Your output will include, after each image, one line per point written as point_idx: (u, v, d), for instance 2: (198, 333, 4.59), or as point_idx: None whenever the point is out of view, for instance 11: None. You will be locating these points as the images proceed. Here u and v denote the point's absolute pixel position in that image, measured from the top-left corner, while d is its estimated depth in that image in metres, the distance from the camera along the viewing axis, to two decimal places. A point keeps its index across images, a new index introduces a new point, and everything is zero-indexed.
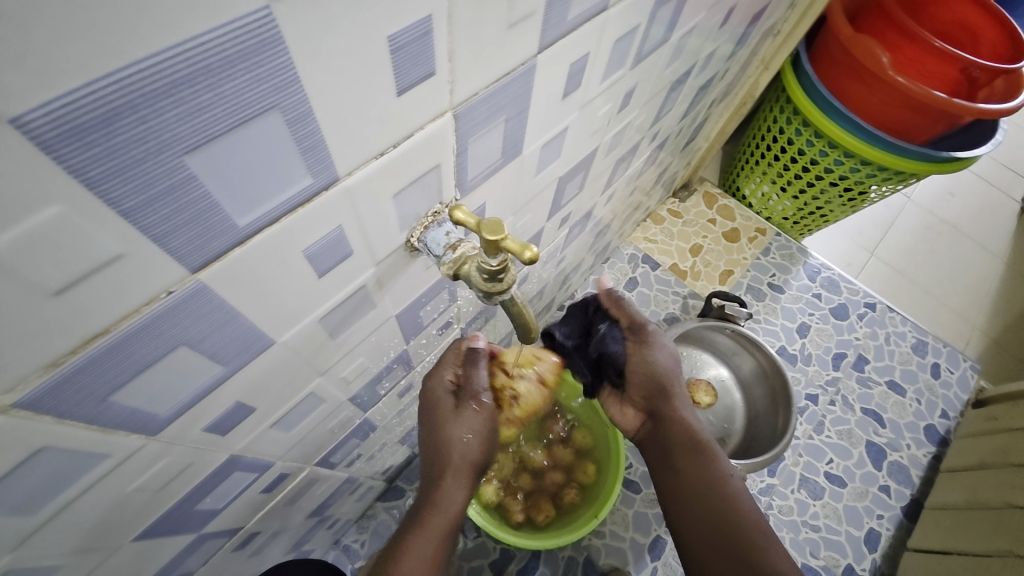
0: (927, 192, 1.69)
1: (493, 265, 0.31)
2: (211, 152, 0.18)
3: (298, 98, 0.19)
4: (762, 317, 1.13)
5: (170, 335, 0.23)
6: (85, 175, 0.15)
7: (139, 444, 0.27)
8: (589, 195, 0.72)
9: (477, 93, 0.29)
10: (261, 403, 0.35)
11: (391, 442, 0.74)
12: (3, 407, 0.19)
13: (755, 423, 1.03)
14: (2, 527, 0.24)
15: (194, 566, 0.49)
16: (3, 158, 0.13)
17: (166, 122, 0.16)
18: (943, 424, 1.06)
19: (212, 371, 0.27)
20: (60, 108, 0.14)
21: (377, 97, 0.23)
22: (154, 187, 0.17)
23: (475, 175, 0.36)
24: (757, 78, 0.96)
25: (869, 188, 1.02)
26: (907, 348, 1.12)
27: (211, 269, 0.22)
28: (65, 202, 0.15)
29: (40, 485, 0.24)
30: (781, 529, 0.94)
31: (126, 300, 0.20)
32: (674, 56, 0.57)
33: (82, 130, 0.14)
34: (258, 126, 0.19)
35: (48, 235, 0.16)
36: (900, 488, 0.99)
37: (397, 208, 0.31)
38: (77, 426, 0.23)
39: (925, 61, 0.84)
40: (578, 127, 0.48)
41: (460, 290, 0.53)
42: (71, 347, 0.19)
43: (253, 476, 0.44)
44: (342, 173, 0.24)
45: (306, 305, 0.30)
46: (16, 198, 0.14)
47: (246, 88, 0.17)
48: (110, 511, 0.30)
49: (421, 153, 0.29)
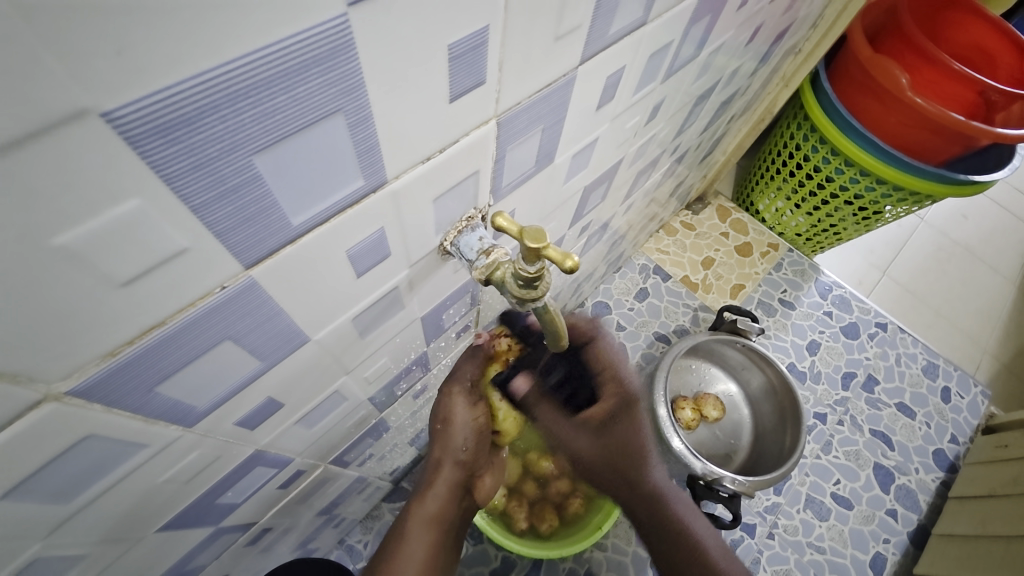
0: (942, 214, 1.68)
1: (530, 272, 0.31)
2: (277, 153, 0.18)
3: (361, 102, 0.20)
4: (773, 333, 1.13)
5: (216, 330, 0.23)
6: (164, 171, 0.16)
7: (174, 435, 0.27)
8: (608, 206, 0.72)
9: (521, 102, 0.30)
10: (288, 400, 0.35)
11: (400, 444, 0.74)
12: (59, 394, 0.19)
13: (762, 440, 1.02)
14: (40, 513, 0.25)
15: (206, 560, 0.49)
16: (96, 151, 0.14)
17: (241, 122, 0.16)
18: (953, 449, 1.04)
19: (249, 366, 0.28)
20: (151, 105, 0.14)
21: (431, 103, 0.23)
22: (224, 184, 0.17)
23: (508, 182, 0.37)
24: (778, 95, 0.96)
25: (883, 208, 1.02)
26: (917, 371, 1.11)
27: (262, 266, 0.22)
28: (143, 197, 0.16)
29: (80, 473, 0.24)
30: (786, 548, 0.93)
31: (183, 293, 0.20)
32: (701, 72, 0.58)
33: (167, 127, 0.15)
34: (322, 129, 0.19)
35: (124, 228, 0.16)
36: (907, 513, 0.98)
37: (435, 212, 0.31)
38: (123, 415, 0.23)
39: (942, 83, 0.84)
40: (606, 138, 0.48)
41: (480, 295, 0.53)
42: (128, 338, 0.20)
43: (272, 472, 0.44)
44: (391, 176, 0.25)
45: (340, 305, 0.31)
46: (100, 191, 0.15)
47: (317, 91, 0.18)
48: (139, 501, 0.30)
49: (464, 158, 0.29)
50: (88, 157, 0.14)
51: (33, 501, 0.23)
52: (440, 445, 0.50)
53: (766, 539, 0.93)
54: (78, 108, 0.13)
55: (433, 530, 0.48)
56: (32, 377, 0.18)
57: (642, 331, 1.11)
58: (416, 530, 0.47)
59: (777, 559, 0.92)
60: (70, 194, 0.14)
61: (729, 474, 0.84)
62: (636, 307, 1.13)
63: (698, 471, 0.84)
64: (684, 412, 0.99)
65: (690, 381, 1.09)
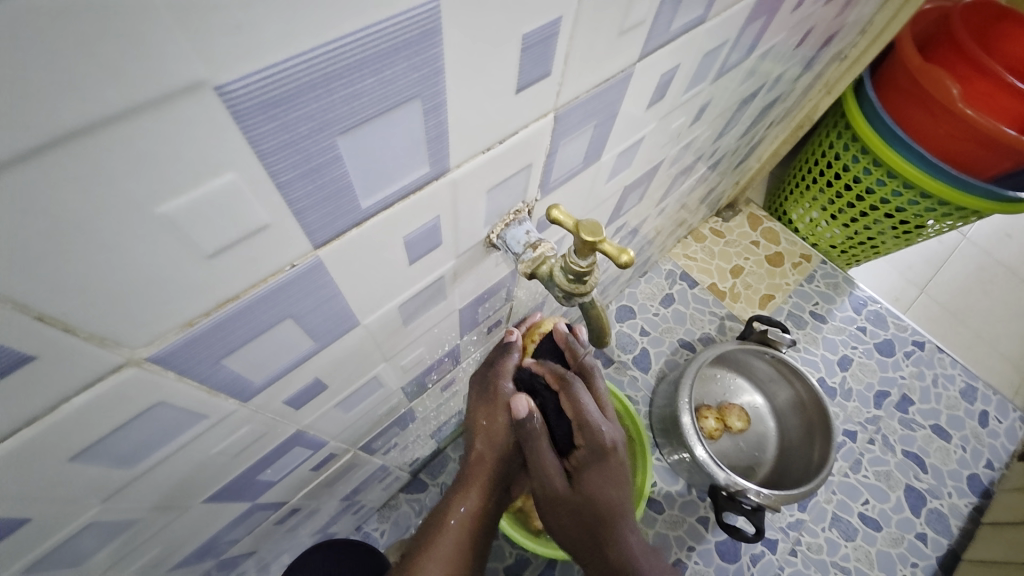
0: (984, 231, 1.61)
1: (581, 267, 0.31)
2: (359, 135, 0.19)
3: (437, 89, 0.20)
4: (802, 346, 1.10)
5: (282, 307, 0.24)
6: (260, 146, 0.16)
7: (231, 409, 0.28)
8: (643, 208, 0.71)
9: (578, 97, 0.30)
10: (332, 381, 0.36)
11: (424, 435, 0.75)
12: (139, 360, 0.20)
13: (787, 455, 1.00)
14: (105, 475, 0.26)
15: (238, 535, 0.50)
16: (204, 122, 0.14)
17: (333, 102, 0.17)
18: (989, 475, 1.00)
19: (304, 346, 0.29)
20: (254, 83, 0.15)
21: (499, 93, 0.23)
22: (309, 162, 0.18)
23: (557, 177, 0.37)
24: (819, 102, 0.93)
25: (925, 223, 0.99)
26: (956, 393, 1.07)
27: (329, 248, 0.23)
28: (238, 171, 0.16)
29: (145, 440, 0.25)
30: (809, 567, 0.90)
31: (258, 270, 0.21)
32: (747, 76, 0.57)
33: (269, 103, 0.15)
34: (400, 113, 0.20)
35: (217, 200, 0.17)
36: (937, 537, 0.94)
37: (487, 203, 0.31)
38: (190, 386, 0.24)
39: (997, 96, 0.80)
40: (651, 138, 0.48)
41: (514, 290, 0.53)
42: (206, 310, 0.20)
43: (307, 454, 0.45)
44: (453, 165, 0.25)
45: (391, 290, 0.31)
46: (200, 163, 0.15)
47: (402, 75, 0.18)
48: (190, 472, 0.31)
49: (522, 150, 0.29)
50: (196, 130, 0.15)
51: (101, 463, 0.24)
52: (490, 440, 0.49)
53: (788, 556, 0.91)
54: (193, 81, 0.13)
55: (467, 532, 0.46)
56: (117, 342, 0.19)
57: (666, 337, 1.09)
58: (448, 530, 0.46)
59: None
60: (174, 164, 0.15)
61: (754, 487, 0.81)
62: (661, 312, 1.12)
63: (721, 481, 0.82)
64: (707, 421, 0.98)
65: (714, 390, 1.07)
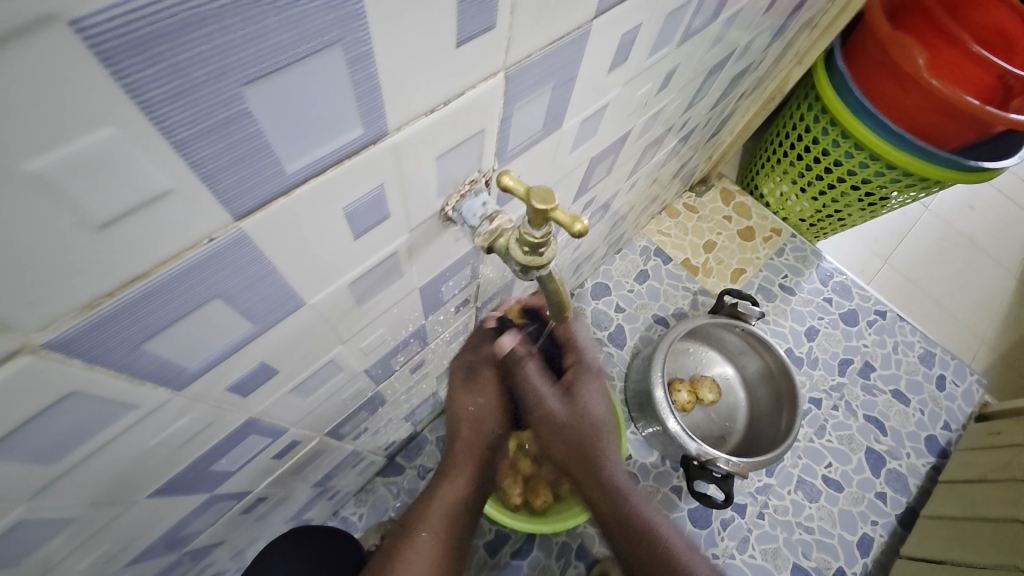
0: (945, 202, 1.66)
1: (535, 238, 0.30)
2: (271, 85, 0.17)
3: (361, 34, 0.18)
4: (771, 318, 1.12)
5: (205, 285, 0.22)
6: (143, 95, 0.14)
7: (166, 397, 0.26)
8: (613, 181, 0.70)
9: (531, 55, 0.28)
10: (283, 366, 0.34)
11: (396, 418, 0.74)
12: (37, 346, 0.18)
13: (757, 423, 1.02)
14: (24, 473, 0.24)
15: (200, 527, 0.48)
16: (66, 65, 0.12)
17: (231, 43, 0.15)
18: (945, 436, 1.05)
19: (241, 328, 0.27)
20: (122, 14, 0.12)
21: (437, 47, 0.22)
22: (211, 117, 0.16)
23: (515, 145, 0.35)
24: (790, 72, 0.93)
25: (890, 194, 1.00)
26: (914, 359, 1.11)
27: (254, 219, 0.21)
28: (120, 125, 0.14)
29: (65, 433, 0.23)
30: (775, 528, 0.94)
31: (169, 243, 0.19)
32: (715, 41, 0.55)
33: (146, 42, 0.13)
34: (318, 61, 0.18)
35: (98, 159, 0.15)
36: (896, 495, 0.99)
37: (438, 171, 0.29)
38: (108, 373, 0.22)
39: (962, 65, 0.81)
40: (617, 105, 0.46)
41: (481, 268, 0.52)
42: (110, 287, 0.18)
43: (267, 441, 0.43)
44: (393, 127, 0.23)
45: (337, 267, 0.29)
46: (71, 114, 0.13)
47: (315, 15, 0.16)
48: (130, 465, 0.29)
49: (471, 112, 0.27)
50: (55, 73, 0.12)
51: (15, 460, 0.22)
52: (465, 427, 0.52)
53: (756, 519, 0.94)
54: (43, 12, 0.11)
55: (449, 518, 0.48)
56: (5, 326, 0.17)
57: (640, 313, 1.10)
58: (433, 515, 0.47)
59: (765, 539, 0.93)
60: (36, 116, 0.13)
61: (724, 456, 0.83)
62: (635, 288, 1.12)
63: (692, 452, 0.84)
64: (680, 394, 1.00)
65: (687, 364, 1.09)
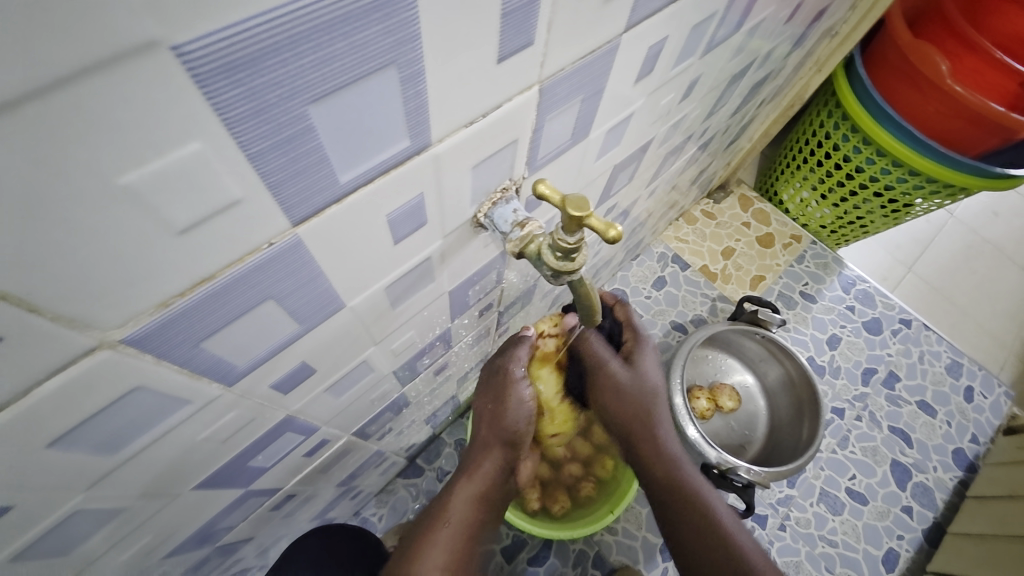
0: (972, 209, 1.62)
1: (569, 243, 0.31)
2: (332, 104, 0.18)
3: (413, 56, 0.19)
4: (792, 326, 1.11)
5: (261, 287, 0.23)
6: (224, 113, 0.16)
7: (215, 394, 0.28)
8: (633, 189, 0.70)
9: (564, 69, 0.29)
10: (320, 366, 0.36)
11: (417, 421, 0.75)
12: (113, 342, 0.20)
13: (778, 432, 1.01)
14: (88, 463, 0.25)
15: (232, 523, 0.50)
16: (162, 87, 0.14)
17: (302, 67, 0.16)
18: (973, 449, 1.02)
19: (288, 329, 0.28)
20: (214, 43, 0.14)
21: (479, 63, 0.23)
22: (279, 133, 0.17)
23: (544, 154, 0.36)
24: (810, 80, 0.92)
25: (914, 201, 0.99)
26: (941, 368, 1.09)
27: (308, 225, 0.22)
28: (205, 140, 0.16)
29: (126, 426, 0.25)
30: (797, 541, 0.92)
31: (233, 248, 0.20)
32: (736, 52, 0.56)
33: (230, 67, 0.15)
34: (375, 81, 0.19)
35: (184, 172, 0.16)
36: (922, 511, 0.97)
37: (473, 180, 0.31)
38: (169, 369, 0.23)
39: (985, 71, 0.80)
40: (640, 115, 0.47)
41: (505, 273, 0.53)
42: (180, 289, 0.20)
43: (298, 440, 0.44)
44: (435, 139, 0.24)
45: (377, 271, 0.30)
46: (164, 131, 0.15)
47: (374, 39, 0.18)
48: (177, 459, 0.31)
49: (506, 124, 0.28)
50: (151, 94, 0.14)
51: (80, 450, 0.24)
52: (490, 423, 0.51)
53: (778, 531, 0.93)
54: (147, 38, 0.13)
55: (476, 507, 0.49)
56: (88, 324, 0.18)
57: (658, 319, 1.10)
58: (464, 497, 0.49)
59: (787, 551, 0.91)
60: (132, 132, 0.14)
61: (744, 464, 0.83)
62: (653, 295, 1.12)
63: (712, 460, 0.84)
64: (699, 402, 0.99)
65: (706, 371, 1.08)
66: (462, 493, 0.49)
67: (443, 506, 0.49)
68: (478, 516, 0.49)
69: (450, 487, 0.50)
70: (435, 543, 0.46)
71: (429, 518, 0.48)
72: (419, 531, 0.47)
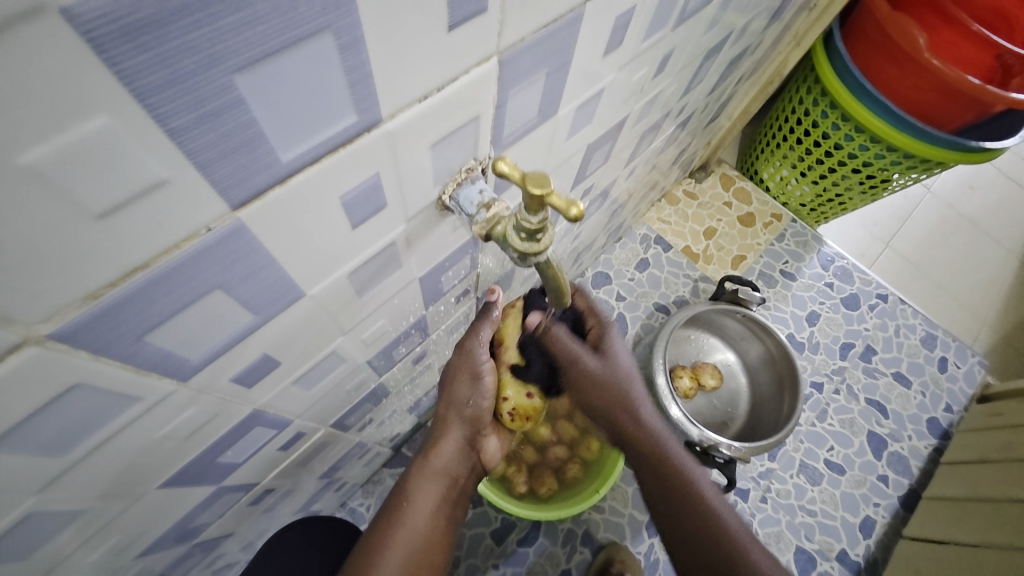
0: (947, 184, 1.65)
1: (533, 224, 0.30)
2: (261, 73, 0.17)
3: (351, 21, 0.18)
4: (773, 303, 1.12)
5: (205, 276, 0.22)
6: (136, 84, 0.14)
7: (170, 389, 0.27)
8: (611, 169, 0.70)
9: (524, 40, 0.28)
10: (285, 357, 0.35)
11: (400, 410, 0.75)
12: (40, 337, 0.18)
13: (759, 408, 1.03)
14: (31, 466, 0.24)
15: (209, 519, 0.49)
16: (56, 55, 0.13)
17: (219, 31, 0.15)
18: (946, 417, 1.05)
19: (243, 319, 0.27)
20: (110, 2, 0.13)
21: (428, 33, 0.22)
22: (203, 106, 0.16)
23: (511, 133, 0.35)
24: (787, 56, 0.92)
25: (890, 176, 0.99)
26: (916, 341, 1.11)
27: (251, 208, 0.21)
28: (114, 114, 0.15)
29: (70, 426, 0.24)
30: (779, 511, 0.95)
31: (167, 233, 0.19)
32: (711, 25, 0.55)
33: (134, 30, 0.13)
34: (310, 47, 0.18)
35: (94, 149, 0.15)
36: (898, 477, 0.99)
37: (433, 160, 0.29)
38: (112, 364, 0.22)
39: (962, 44, 0.79)
40: (613, 91, 0.46)
41: (480, 258, 0.52)
42: (111, 279, 0.19)
43: (271, 433, 0.43)
44: (386, 115, 0.23)
45: (337, 258, 0.29)
46: (68, 103, 0.14)
47: (303, 1, 0.16)
48: (137, 456, 0.30)
49: (465, 99, 0.27)
50: (44, 63, 0.13)
51: (23, 453, 0.23)
52: (446, 404, 0.51)
53: (759, 503, 0.95)
54: (29, 0, 0.11)
55: (439, 483, 0.50)
56: (7, 318, 0.17)
57: (641, 301, 1.10)
58: (427, 485, 0.49)
59: (768, 522, 0.93)
60: (28, 107, 0.13)
61: (725, 440, 0.84)
62: (636, 277, 1.12)
63: (695, 438, 0.85)
64: (682, 380, 0.99)
65: (689, 350, 1.09)
66: (422, 474, 0.49)
67: (404, 487, 0.48)
68: (445, 494, 0.50)
69: (409, 472, 0.50)
70: (399, 537, 0.44)
71: (391, 504, 0.48)
72: (378, 524, 0.46)
